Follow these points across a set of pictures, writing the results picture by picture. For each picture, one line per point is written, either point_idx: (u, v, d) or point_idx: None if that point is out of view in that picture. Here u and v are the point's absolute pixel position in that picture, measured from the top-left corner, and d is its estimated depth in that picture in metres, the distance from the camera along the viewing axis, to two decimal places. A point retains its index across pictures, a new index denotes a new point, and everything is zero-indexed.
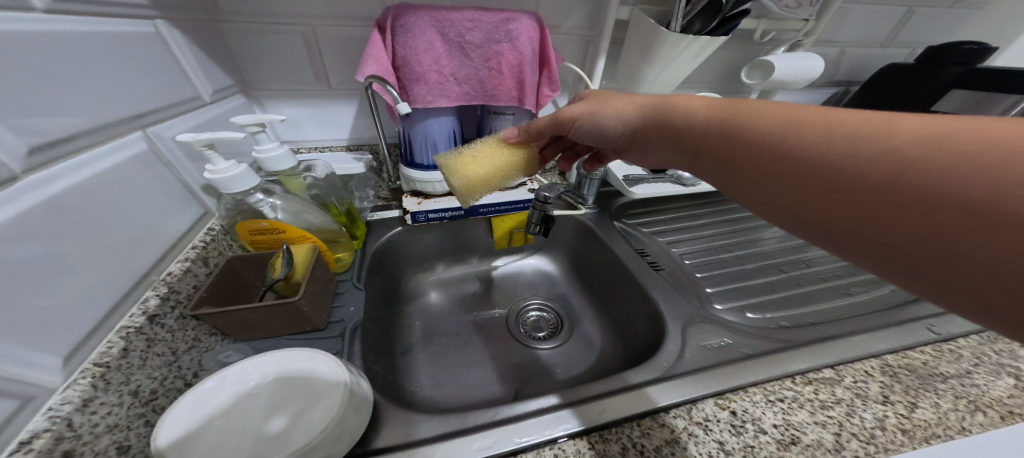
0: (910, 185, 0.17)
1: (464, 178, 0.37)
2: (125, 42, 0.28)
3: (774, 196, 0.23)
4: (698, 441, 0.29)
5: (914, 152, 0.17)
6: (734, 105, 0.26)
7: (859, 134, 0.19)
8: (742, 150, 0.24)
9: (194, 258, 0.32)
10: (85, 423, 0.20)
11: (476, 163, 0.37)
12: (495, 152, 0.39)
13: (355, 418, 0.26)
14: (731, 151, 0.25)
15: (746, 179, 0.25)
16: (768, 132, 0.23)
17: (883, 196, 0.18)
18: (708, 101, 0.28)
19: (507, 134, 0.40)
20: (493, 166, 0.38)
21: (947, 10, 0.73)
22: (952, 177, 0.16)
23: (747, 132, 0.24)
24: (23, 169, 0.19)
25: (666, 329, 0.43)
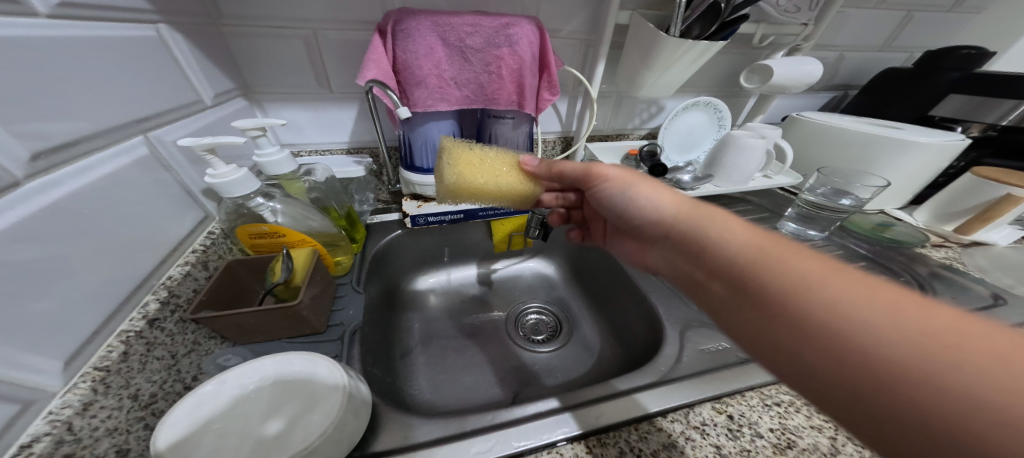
0: (926, 359, 0.17)
1: (453, 173, 0.37)
2: (127, 47, 0.28)
3: (776, 332, 0.21)
4: (695, 445, 0.29)
5: (925, 327, 0.18)
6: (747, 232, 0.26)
7: (879, 300, 0.19)
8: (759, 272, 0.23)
9: (194, 261, 0.32)
10: (85, 427, 0.20)
11: (471, 166, 0.37)
12: (504, 171, 0.38)
13: (354, 422, 0.26)
14: (745, 277, 0.24)
15: (761, 310, 0.23)
16: (781, 268, 0.23)
17: (899, 363, 0.17)
18: (725, 217, 0.28)
19: (526, 161, 0.40)
20: (492, 180, 0.38)
21: (945, 15, 0.73)
22: (961, 354, 0.16)
23: (767, 258, 0.23)
24: (25, 175, 0.20)
25: (665, 333, 0.43)
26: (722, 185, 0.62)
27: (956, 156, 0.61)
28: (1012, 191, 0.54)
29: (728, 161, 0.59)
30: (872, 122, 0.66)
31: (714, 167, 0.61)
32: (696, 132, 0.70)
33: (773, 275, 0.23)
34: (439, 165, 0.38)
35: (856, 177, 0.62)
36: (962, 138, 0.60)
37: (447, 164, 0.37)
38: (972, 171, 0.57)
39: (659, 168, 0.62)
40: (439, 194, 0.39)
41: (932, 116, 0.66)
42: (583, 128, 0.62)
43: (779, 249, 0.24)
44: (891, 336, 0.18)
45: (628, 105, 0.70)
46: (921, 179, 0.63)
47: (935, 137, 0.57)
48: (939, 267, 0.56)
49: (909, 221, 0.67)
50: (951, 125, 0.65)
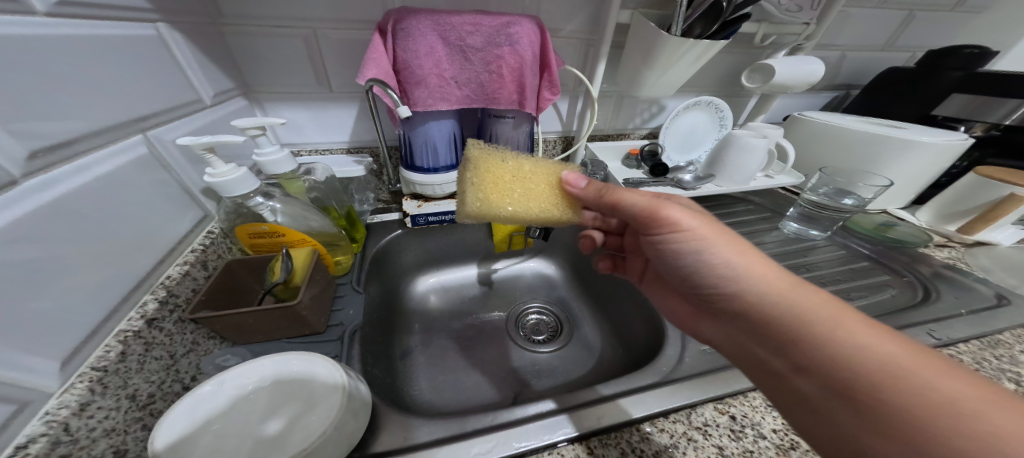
0: None
1: (473, 195, 0.33)
2: (127, 46, 0.28)
3: (879, 447, 0.21)
4: (697, 446, 0.29)
5: None
6: (852, 317, 0.25)
7: (992, 412, 0.20)
8: (860, 379, 0.23)
9: (193, 261, 0.31)
10: (82, 428, 0.20)
11: (497, 184, 0.34)
12: (538, 196, 0.35)
13: (354, 422, 0.26)
14: (855, 372, 0.23)
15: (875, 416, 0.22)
16: (899, 367, 0.22)
17: None
18: (817, 297, 0.26)
19: (572, 179, 0.36)
20: (525, 206, 0.35)
21: (948, 14, 0.73)
22: None
23: (873, 358, 0.23)
24: (22, 173, 0.19)
25: (666, 333, 0.42)
26: (723, 184, 0.62)
27: (958, 155, 0.60)
28: (1014, 191, 0.54)
29: (729, 160, 0.59)
30: (875, 122, 0.66)
31: (715, 166, 0.61)
32: (697, 132, 0.70)
33: (891, 370, 0.22)
34: (464, 178, 0.34)
35: (857, 176, 0.62)
36: (965, 137, 0.59)
37: (470, 180, 0.34)
38: (976, 169, 0.57)
39: (660, 168, 0.62)
40: (460, 211, 0.35)
41: (935, 116, 0.66)
42: (584, 128, 0.62)
43: (877, 350, 0.23)
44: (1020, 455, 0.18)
45: (628, 105, 0.69)
46: (924, 178, 0.63)
47: (938, 137, 0.57)
48: (942, 267, 0.55)
49: (912, 221, 0.67)
50: (954, 125, 0.64)
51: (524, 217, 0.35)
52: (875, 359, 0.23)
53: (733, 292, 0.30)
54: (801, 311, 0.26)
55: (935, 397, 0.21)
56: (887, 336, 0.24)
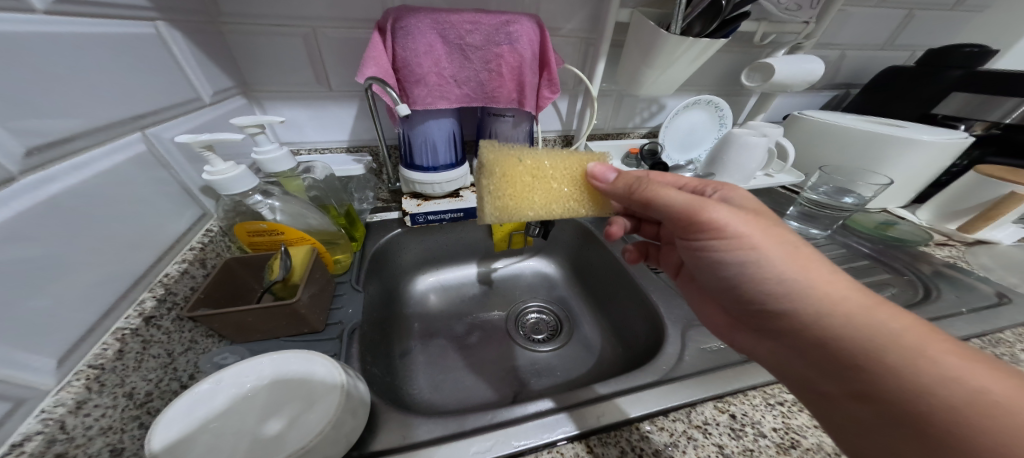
0: None
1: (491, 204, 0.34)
2: (126, 44, 0.28)
3: None
4: (697, 444, 0.29)
5: None
6: (924, 342, 0.24)
7: None
8: (923, 406, 0.22)
9: (191, 259, 0.31)
10: (79, 426, 0.20)
11: (519, 191, 0.34)
12: (560, 194, 0.35)
13: (352, 421, 0.25)
14: (917, 400, 0.23)
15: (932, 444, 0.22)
16: (967, 397, 0.21)
17: None
18: (884, 318, 0.25)
19: (597, 172, 0.35)
20: (548, 207, 0.35)
21: (948, 13, 0.73)
22: None
23: (939, 387, 0.22)
24: (20, 170, 0.19)
25: (666, 332, 0.42)
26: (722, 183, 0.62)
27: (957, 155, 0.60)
28: (1015, 189, 0.53)
29: (729, 159, 0.59)
30: (875, 120, 0.66)
31: (714, 165, 0.61)
32: (697, 131, 0.70)
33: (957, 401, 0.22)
34: (484, 185, 0.34)
35: (858, 175, 0.62)
36: (965, 136, 0.59)
37: (490, 187, 0.34)
38: (977, 168, 0.57)
39: (660, 167, 0.62)
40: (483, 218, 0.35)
41: (935, 114, 0.66)
42: (584, 127, 0.62)
43: (957, 383, 0.22)
44: None
45: (628, 104, 0.69)
46: (924, 177, 0.63)
47: (938, 135, 0.57)
48: (943, 266, 0.55)
49: (912, 219, 0.66)
50: (953, 123, 0.64)
51: (550, 216, 0.36)
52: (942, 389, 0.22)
53: (790, 311, 0.28)
54: (862, 334, 0.25)
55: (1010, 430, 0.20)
56: (966, 363, 0.23)
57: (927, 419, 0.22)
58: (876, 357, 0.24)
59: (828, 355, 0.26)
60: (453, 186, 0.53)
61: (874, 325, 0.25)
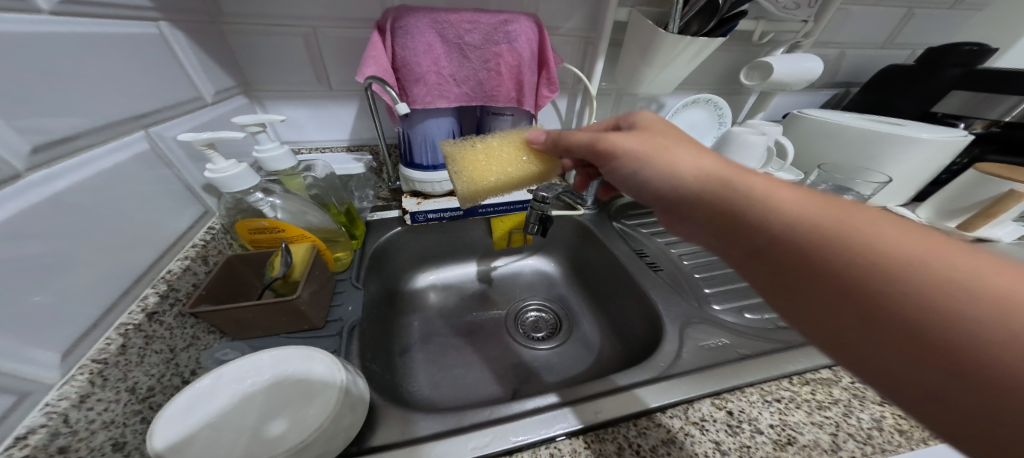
0: None
1: (463, 184, 0.37)
2: (128, 43, 0.28)
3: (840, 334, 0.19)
4: (694, 441, 0.29)
5: None
6: (830, 205, 0.21)
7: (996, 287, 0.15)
8: (813, 262, 0.20)
9: (193, 256, 0.32)
10: (81, 419, 0.20)
11: (476, 167, 0.36)
12: (511, 161, 0.37)
13: (351, 416, 0.26)
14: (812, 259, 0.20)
15: (836, 304, 0.19)
16: (872, 247, 0.18)
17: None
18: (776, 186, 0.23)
19: (533, 136, 0.38)
20: (507, 174, 0.37)
21: (948, 11, 0.73)
22: None
23: (830, 240, 0.19)
24: (25, 167, 0.20)
25: (664, 329, 0.42)
26: None
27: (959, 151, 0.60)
28: (1015, 187, 0.54)
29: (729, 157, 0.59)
30: (874, 118, 0.66)
31: None
32: (696, 129, 0.70)
33: (856, 250, 0.18)
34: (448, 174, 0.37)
35: (856, 173, 0.63)
36: (964, 134, 0.59)
37: (453, 172, 0.37)
38: (976, 167, 0.58)
39: None
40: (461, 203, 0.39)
41: (935, 113, 0.66)
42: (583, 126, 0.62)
43: (864, 240, 0.19)
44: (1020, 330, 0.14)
45: (627, 103, 0.69)
46: (924, 175, 0.63)
47: (937, 133, 0.57)
48: None
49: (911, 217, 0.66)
50: (954, 122, 0.65)
51: (513, 181, 0.38)
52: (840, 240, 0.19)
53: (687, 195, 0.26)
54: (757, 206, 0.23)
55: (917, 275, 0.17)
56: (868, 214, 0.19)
57: (823, 277, 0.19)
58: (779, 230, 0.21)
59: (736, 239, 0.24)
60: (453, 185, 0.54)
61: (765, 194, 0.23)
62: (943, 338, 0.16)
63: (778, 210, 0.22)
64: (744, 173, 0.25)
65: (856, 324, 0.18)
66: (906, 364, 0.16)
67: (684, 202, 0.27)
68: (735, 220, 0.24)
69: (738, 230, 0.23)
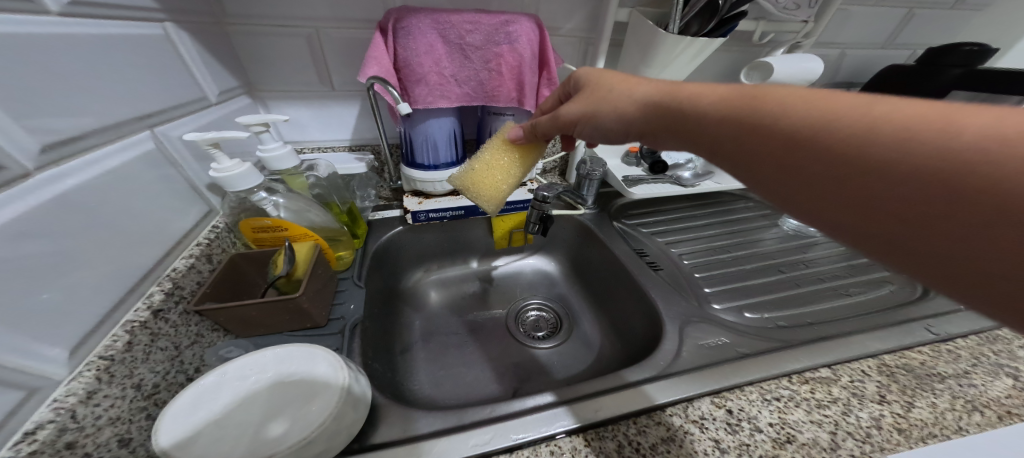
0: (944, 160, 0.16)
1: (485, 202, 0.39)
2: (134, 44, 0.29)
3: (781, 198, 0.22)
4: (694, 439, 0.29)
5: (936, 135, 0.17)
6: (754, 92, 0.23)
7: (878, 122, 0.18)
8: (745, 144, 0.23)
9: (198, 254, 0.32)
10: (89, 415, 0.20)
11: (487, 182, 0.38)
12: (509, 161, 0.39)
13: (352, 414, 0.26)
14: (743, 141, 0.23)
15: (770, 173, 0.22)
16: (784, 118, 0.21)
17: (924, 188, 0.16)
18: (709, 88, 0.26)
19: (512, 134, 0.39)
20: (514, 174, 0.39)
21: (949, 11, 0.73)
22: (987, 154, 0.15)
23: (750, 122, 0.23)
24: (34, 167, 0.20)
25: (664, 328, 0.43)
26: (723, 181, 0.63)
27: None
28: None
29: None
30: None
31: None
32: None
33: (773, 125, 0.22)
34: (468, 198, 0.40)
35: None
36: None
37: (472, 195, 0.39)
38: None
39: (660, 165, 0.63)
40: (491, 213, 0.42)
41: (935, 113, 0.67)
42: None
43: (778, 113, 0.22)
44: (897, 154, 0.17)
45: None
46: None
47: None
48: None
49: None
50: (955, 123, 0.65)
51: (521, 175, 0.39)
52: (760, 119, 0.22)
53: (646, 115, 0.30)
54: (701, 112, 0.26)
55: (821, 128, 0.20)
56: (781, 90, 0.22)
57: (753, 154, 0.23)
58: (715, 125, 0.25)
59: (690, 143, 0.27)
60: None
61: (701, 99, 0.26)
62: (851, 173, 0.19)
63: (715, 111, 0.25)
64: (688, 85, 0.28)
65: (791, 186, 0.21)
66: (837, 206, 0.19)
67: (646, 123, 0.30)
68: (686, 126, 0.27)
69: (691, 131, 0.27)
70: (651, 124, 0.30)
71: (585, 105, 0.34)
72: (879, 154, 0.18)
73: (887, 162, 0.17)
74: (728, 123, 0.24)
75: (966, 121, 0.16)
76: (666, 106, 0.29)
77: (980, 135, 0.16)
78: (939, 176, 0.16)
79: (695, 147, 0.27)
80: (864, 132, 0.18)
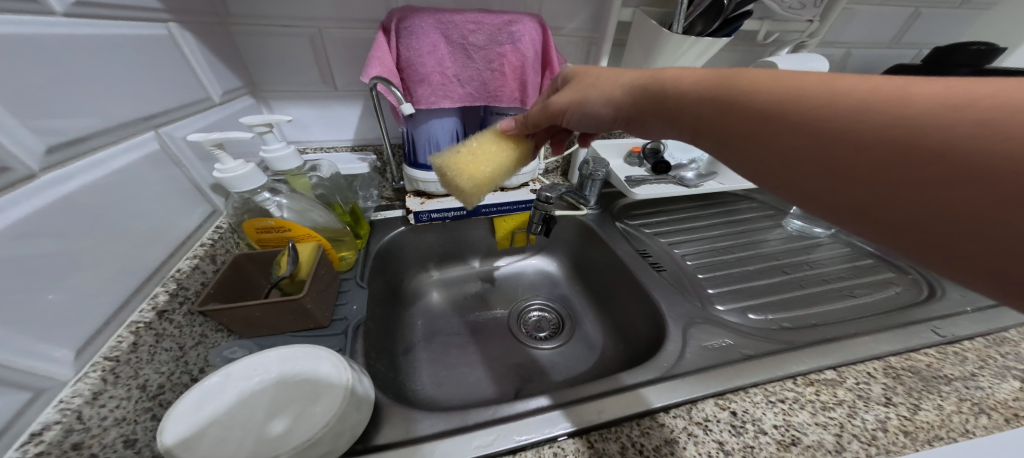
0: (905, 133, 0.16)
1: (462, 178, 0.36)
2: (138, 44, 0.29)
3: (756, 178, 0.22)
4: (697, 441, 0.29)
5: (895, 106, 0.17)
6: (730, 74, 0.23)
7: (840, 97, 0.18)
8: (719, 126, 0.23)
9: (202, 255, 0.32)
10: (95, 416, 0.20)
11: (473, 161, 0.36)
12: (497, 147, 0.38)
13: (356, 415, 0.26)
14: (719, 121, 0.23)
15: (745, 154, 0.22)
16: (756, 97, 0.21)
17: (891, 161, 0.16)
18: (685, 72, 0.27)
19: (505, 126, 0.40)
20: (500, 161, 0.38)
21: (955, 10, 0.72)
22: (942, 125, 0.15)
23: (724, 102, 0.23)
24: (40, 168, 0.20)
25: (667, 329, 0.42)
26: (726, 182, 0.62)
27: None
28: None
29: None
30: None
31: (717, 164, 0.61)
32: None
33: (745, 104, 0.22)
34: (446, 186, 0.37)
35: None
36: None
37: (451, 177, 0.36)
38: None
39: (662, 165, 0.63)
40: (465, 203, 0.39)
41: None
42: None
43: (749, 93, 0.22)
44: (859, 128, 0.17)
45: None
46: None
47: None
48: None
49: None
50: None
51: (507, 163, 0.38)
52: (733, 99, 0.22)
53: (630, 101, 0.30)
54: (681, 96, 0.26)
55: (786, 106, 0.20)
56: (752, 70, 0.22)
57: (728, 135, 0.23)
58: (693, 107, 0.25)
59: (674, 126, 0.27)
60: None
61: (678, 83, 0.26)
62: (817, 148, 0.19)
63: (694, 94, 0.25)
64: (669, 72, 0.28)
65: (763, 166, 0.21)
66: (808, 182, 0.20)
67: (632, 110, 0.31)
68: (667, 109, 0.27)
69: (672, 115, 0.27)
70: (638, 110, 0.30)
71: (571, 100, 0.34)
72: (843, 128, 0.18)
73: (851, 139, 0.18)
74: (707, 101, 0.24)
75: (918, 89, 0.17)
76: (646, 93, 0.29)
77: (934, 102, 0.16)
78: (901, 137, 0.16)
79: (682, 131, 0.27)
80: (829, 104, 0.18)
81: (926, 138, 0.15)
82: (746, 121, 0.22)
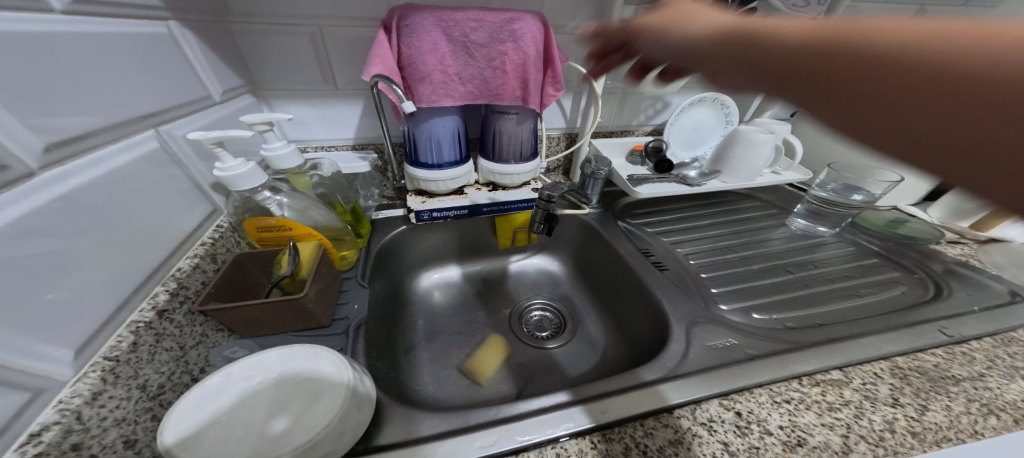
0: None
1: None
2: (138, 42, 0.29)
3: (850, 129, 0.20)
4: (702, 441, 0.28)
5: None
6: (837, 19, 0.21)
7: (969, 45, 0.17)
8: (819, 69, 0.20)
9: (202, 254, 0.32)
10: (94, 417, 0.20)
11: None
12: None
13: (357, 416, 0.26)
14: (821, 65, 0.20)
15: (847, 100, 0.20)
16: (869, 42, 0.19)
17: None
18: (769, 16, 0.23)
19: None
20: None
21: (962, 7, 0.71)
22: None
23: (829, 44, 0.20)
24: (39, 166, 0.20)
25: (671, 329, 0.42)
26: (729, 181, 0.62)
27: None
28: None
29: (736, 156, 0.58)
30: None
31: (720, 162, 0.61)
32: (703, 128, 0.69)
33: (856, 49, 0.19)
34: None
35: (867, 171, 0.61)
36: None
37: None
38: None
39: (665, 164, 0.62)
40: None
41: None
42: (588, 125, 0.62)
43: (858, 36, 0.19)
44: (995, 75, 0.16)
45: (633, 101, 0.69)
46: None
47: None
48: (954, 264, 0.54)
49: (923, 217, 0.65)
50: None
51: None
52: (841, 41, 0.20)
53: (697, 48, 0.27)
54: (768, 36, 0.23)
55: (905, 54, 0.18)
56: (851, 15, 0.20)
57: (824, 79, 0.20)
58: (784, 50, 0.22)
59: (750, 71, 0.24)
60: (457, 184, 0.54)
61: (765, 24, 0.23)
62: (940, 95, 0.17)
63: (787, 34, 0.22)
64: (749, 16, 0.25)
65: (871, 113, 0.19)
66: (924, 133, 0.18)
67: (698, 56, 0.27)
68: (746, 55, 0.24)
69: (750, 61, 0.24)
70: (709, 52, 0.26)
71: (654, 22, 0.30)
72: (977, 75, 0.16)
73: (987, 86, 0.16)
74: (805, 41, 0.21)
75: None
76: (720, 35, 0.26)
77: None
78: (1004, 83, 0.16)
79: (761, 83, 0.23)
80: (960, 52, 0.17)
81: (1005, 85, 0.16)
82: (851, 68, 0.19)
